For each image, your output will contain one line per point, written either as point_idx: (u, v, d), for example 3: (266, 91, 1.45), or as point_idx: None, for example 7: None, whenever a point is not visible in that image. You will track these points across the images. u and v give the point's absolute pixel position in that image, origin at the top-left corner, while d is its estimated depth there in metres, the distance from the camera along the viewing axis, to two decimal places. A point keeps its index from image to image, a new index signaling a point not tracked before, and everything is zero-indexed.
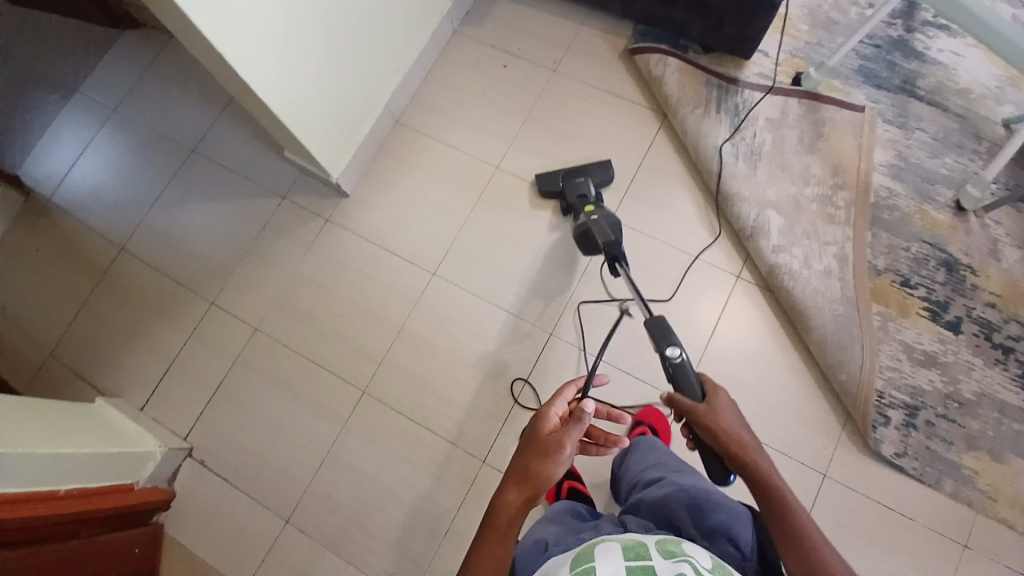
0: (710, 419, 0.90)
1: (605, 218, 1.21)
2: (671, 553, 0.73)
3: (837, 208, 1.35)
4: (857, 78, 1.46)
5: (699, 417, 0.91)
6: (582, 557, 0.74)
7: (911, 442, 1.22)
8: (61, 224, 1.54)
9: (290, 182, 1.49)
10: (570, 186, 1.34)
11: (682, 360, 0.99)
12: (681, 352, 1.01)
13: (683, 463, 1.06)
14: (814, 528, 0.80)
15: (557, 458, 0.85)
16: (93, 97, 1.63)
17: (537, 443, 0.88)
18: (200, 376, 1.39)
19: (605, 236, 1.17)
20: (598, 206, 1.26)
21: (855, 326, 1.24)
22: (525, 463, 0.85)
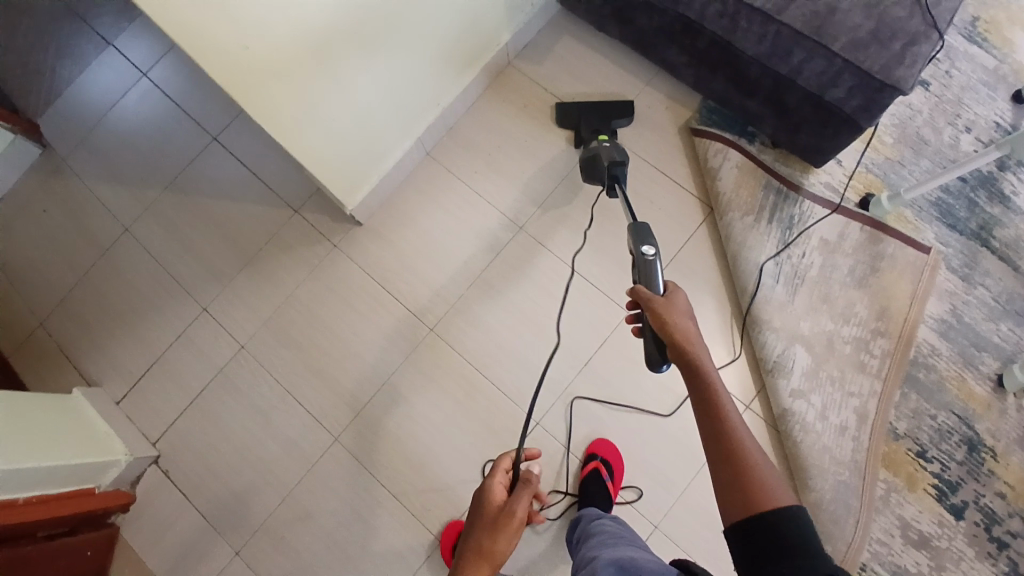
0: (656, 307, 0.87)
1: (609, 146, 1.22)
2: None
3: (871, 356, 1.24)
4: (932, 212, 1.32)
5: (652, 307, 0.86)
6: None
7: None
8: (69, 187, 1.48)
9: (305, 196, 1.41)
10: (587, 120, 1.35)
11: (654, 258, 0.97)
12: (656, 251, 0.98)
13: (621, 528, 1.01)
14: (741, 422, 0.73)
15: (512, 531, 0.84)
16: (122, 52, 1.54)
17: (486, 516, 0.87)
18: (180, 382, 1.35)
19: (609, 160, 1.18)
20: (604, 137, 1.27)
21: (854, 495, 1.17)
22: (480, 538, 0.83)
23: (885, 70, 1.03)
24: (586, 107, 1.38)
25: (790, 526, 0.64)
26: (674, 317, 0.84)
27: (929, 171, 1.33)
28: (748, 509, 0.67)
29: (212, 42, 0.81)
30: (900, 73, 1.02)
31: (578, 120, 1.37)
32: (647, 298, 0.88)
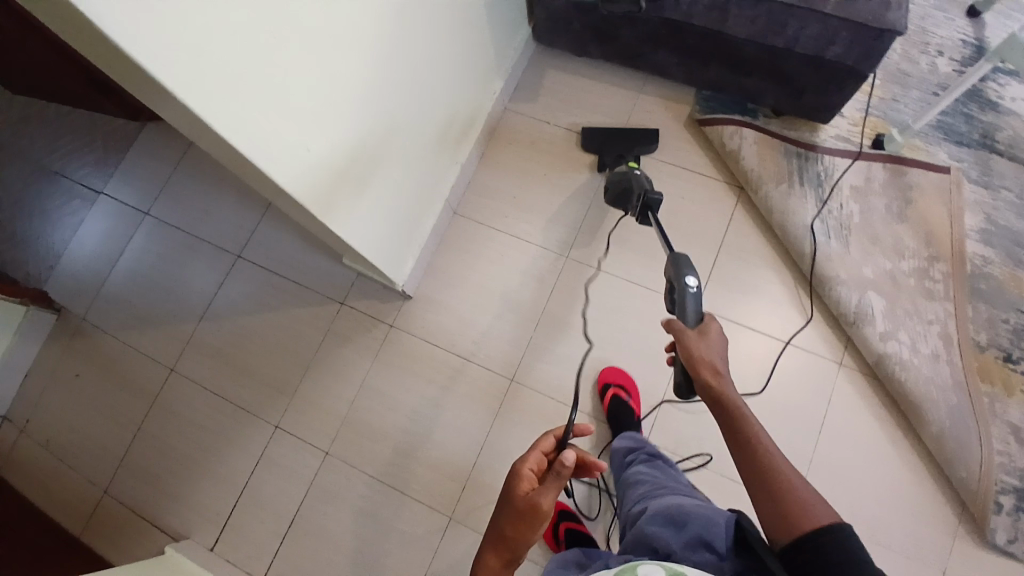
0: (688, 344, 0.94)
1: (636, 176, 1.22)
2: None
3: (935, 282, 1.28)
4: (937, 135, 1.38)
5: (685, 347, 0.95)
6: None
7: (1023, 525, 1.16)
8: (98, 345, 1.44)
9: (347, 286, 1.40)
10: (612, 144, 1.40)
11: (693, 291, 1.00)
12: (697, 283, 1.01)
13: (669, 477, 1.03)
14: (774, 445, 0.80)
15: (538, 522, 0.79)
16: (118, 198, 1.53)
17: (512, 503, 0.81)
18: (273, 508, 1.28)
19: (642, 190, 1.18)
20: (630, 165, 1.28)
21: (970, 416, 1.19)
22: (503, 527, 0.80)
23: (877, 18, 1.07)
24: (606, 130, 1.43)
25: (826, 530, 0.69)
26: (709, 354, 0.93)
27: (922, 99, 1.40)
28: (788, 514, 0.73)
29: (277, 157, 0.80)
30: (892, 18, 1.06)
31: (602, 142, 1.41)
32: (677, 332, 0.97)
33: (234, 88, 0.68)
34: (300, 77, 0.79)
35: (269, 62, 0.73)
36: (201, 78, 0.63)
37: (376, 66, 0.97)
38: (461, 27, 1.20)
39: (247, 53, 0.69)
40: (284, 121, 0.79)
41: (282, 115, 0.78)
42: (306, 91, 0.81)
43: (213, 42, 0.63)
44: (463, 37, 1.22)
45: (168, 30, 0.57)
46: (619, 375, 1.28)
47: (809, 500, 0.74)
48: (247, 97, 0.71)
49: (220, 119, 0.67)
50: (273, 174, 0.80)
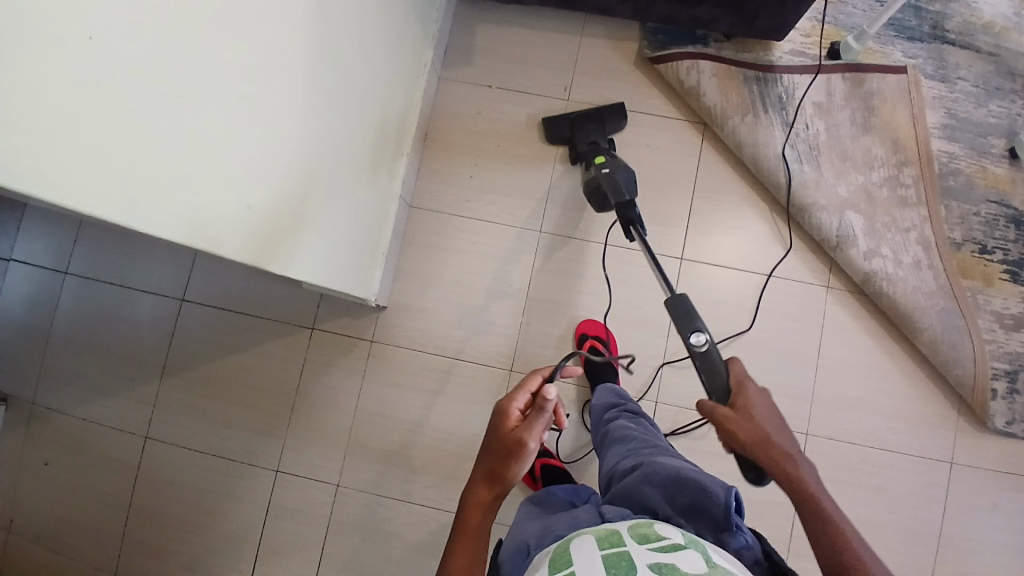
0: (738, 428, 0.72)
1: (619, 172, 1.07)
2: (644, 536, 0.69)
3: (907, 188, 1.26)
4: (889, 34, 1.33)
5: (726, 426, 0.72)
6: (559, 556, 0.67)
7: (1017, 407, 1.22)
8: (57, 426, 1.32)
9: (314, 309, 1.30)
10: (581, 133, 1.25)
11: (710, 348, 0.79)
12: (708, 338, 0.80)
13: (649, 433, 1.01)
14: (858, 539, 0.66)
15: (524, 459, 0.73)
16: (31, 262, 1.36)
17: (499, 440, 0.74)
18: (295, 553, 1.25)
19: (620, 196, 1.04)
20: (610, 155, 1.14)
21: (958, 317, 1.22)
22: (492, 464, 0.73)
23: None
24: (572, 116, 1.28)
25: None
26: (756, 407, 0.75)
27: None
28: None
29: (220, 225, 0.70)
30: None
31: (569, 133, 1.27)
32: (711, 411, 0.74)
33: (164, 175, 0.58)
34: (213, 121, 0.64)
35: (169, 111, 0.56)
36: (124, 178, 0.53)
37: (308, 85, 0.84)
38: (386, 7, 1.05)
39: (138, 113, 0.52)
40: (196, 177, 0.63)
41: (195, 171, 0.62)
42: (220, 130, 0.65)
43: (81, 113, 0.47)
44: (389, 17, 1.08)
45: (63, 136, 0.46)
46: (597, 324, 1.26)
47: None
48: (142, 165, 0.55)
49: (108, 205, 0.52)
50: (186, 242, 0.64)
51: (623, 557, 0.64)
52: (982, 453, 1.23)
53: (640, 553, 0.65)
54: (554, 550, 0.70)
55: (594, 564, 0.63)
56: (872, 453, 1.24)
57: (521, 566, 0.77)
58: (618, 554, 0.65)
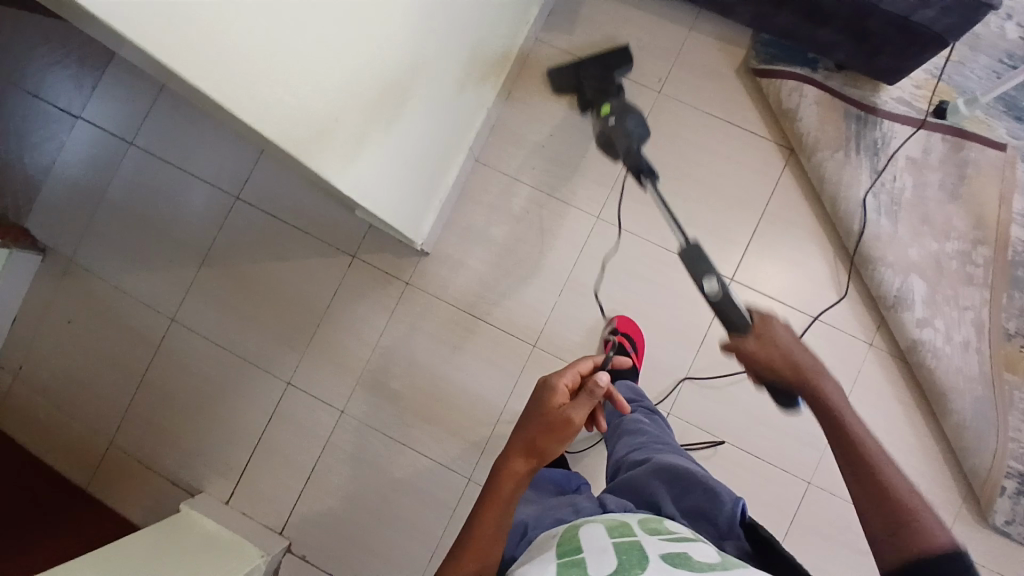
0: (768, 338, 0.84)
1: (628, 117, 1.07)
2: (654, 528, 0.69)
3: (976, 267, 1.23)
4: (999, 107, 1.28)
5: (753, 357, 0.84)
6: (567, 539, 0.68)
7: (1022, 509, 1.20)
8: (88, 288, 1.35)
9: (361, 237, 1.31)
10: (584, 76, 1.21)
11: (722, 289, 0.91)
12: (719, 281, 0.92)
13: (663, 433, 1.02)
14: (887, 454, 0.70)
15: (566, 438, 0.76)
16: (98, 123, 1.37)
17: (543, 416, 0.77)
18: (287, 464, 1.28)
19: (631, 143, 1.05)
20: (613, 101, 1.12)
21: (991, 406, 1.19)
22: (533, 436, 0.75)
23: None
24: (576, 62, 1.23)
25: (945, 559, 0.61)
26: (777, 333, 0.84)
27: (989, 67, 1.28)
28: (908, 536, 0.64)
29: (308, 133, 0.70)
30: None
31: (573, 79, 1.23)
32: (737, 346, 0.88)
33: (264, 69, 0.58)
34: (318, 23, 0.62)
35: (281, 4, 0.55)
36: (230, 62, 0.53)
37: (420, 12, 0.83)
38: None
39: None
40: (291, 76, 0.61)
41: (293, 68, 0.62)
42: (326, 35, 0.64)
43: None
44: None
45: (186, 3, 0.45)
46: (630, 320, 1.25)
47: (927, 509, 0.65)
48: (236, 59, 0.53)
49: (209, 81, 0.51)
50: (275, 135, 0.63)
51: (633, 544, 0.64)
52: (974, 545, 1.22)
53: (652, 541, 0.65)
54: (562, 536, 0.70)
55: (606, 547, 0.64)
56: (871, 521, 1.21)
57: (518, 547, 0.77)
58: (629, 541, 0.65)
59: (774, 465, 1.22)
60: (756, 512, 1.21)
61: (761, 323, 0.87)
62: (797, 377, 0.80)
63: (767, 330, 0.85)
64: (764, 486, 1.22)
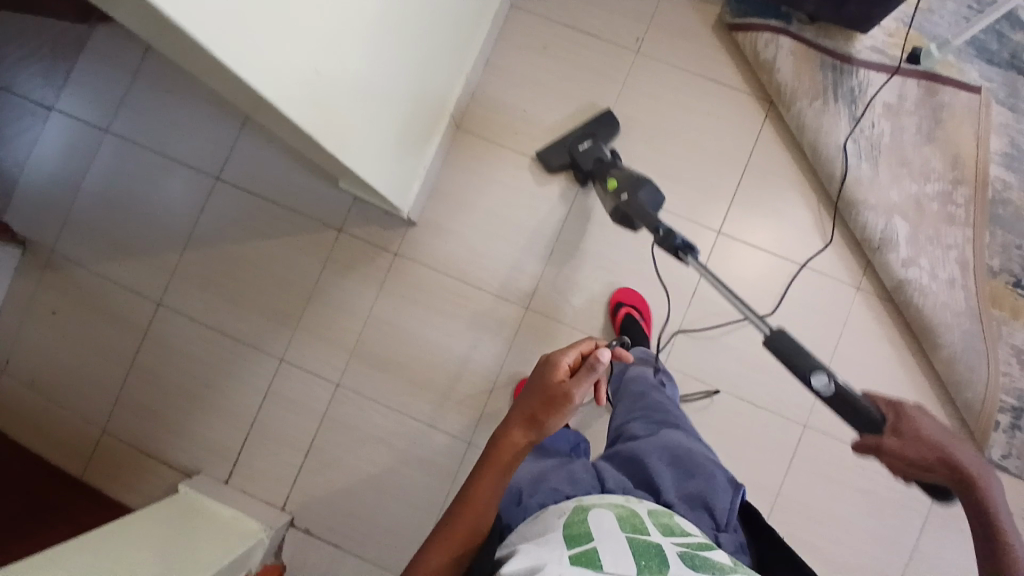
0: (911, 432, 0.82)
1: (640, 191, 1.05)
2: (667, 527, 0.66)
3: (957, 206, 1.25)
4: (969, 51, 1.30)
5: (902, 457, 0.82)
6: (578, 526, 0.62)
7: (1016, 442, 1.22)
8: (72, 278, 1.34)
9: (345, 211, 1.30)
10: (580, 153, 1.21)
11: (835, 386, 0.83)
12: (829, 376, 0.83)
13: (667, 405, 0.98)
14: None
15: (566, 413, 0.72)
16: (73, 112, 1.36)
17: (544, 389, 0.73)
18: (284, 442, 1.27)
19: (650, 215, 1.00)
20: (619, 174, 1.10)
21: (979, 340, 1.21)
22: (532, 409, 0.72)
23: None
24: (567, 140, 1.25)
25: None
26: (923, 429, 0.82)
27: (957, 14, 1.30)
28: None
29: (290, 85, 0.68)
30: None
31: (569, 156, 1.24)
32: (876, 441, 0.84)
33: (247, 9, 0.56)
34: None
35: None
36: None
37: None
38: None
39: None
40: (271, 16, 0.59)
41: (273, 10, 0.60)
42: None
43: None
44: None
45: None
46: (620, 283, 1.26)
47: None
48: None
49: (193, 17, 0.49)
50: (257, 84, 0.62)
51: (652, 547, 0.60)
52: None
53: (668, 545, 0.62)
54: (569, 517, 0.64)
55: (623, 546, 0.58)
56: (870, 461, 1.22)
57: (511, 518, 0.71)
58: (646, 543, 0.61)
59: (772, 413, 1.23)
60: (755, 459, 1.22)
61: (897, 422, 0.83)
62: (957, 482, 0.79)
63: (907, 429, 0.82)
64: (761, 435, 1.23)
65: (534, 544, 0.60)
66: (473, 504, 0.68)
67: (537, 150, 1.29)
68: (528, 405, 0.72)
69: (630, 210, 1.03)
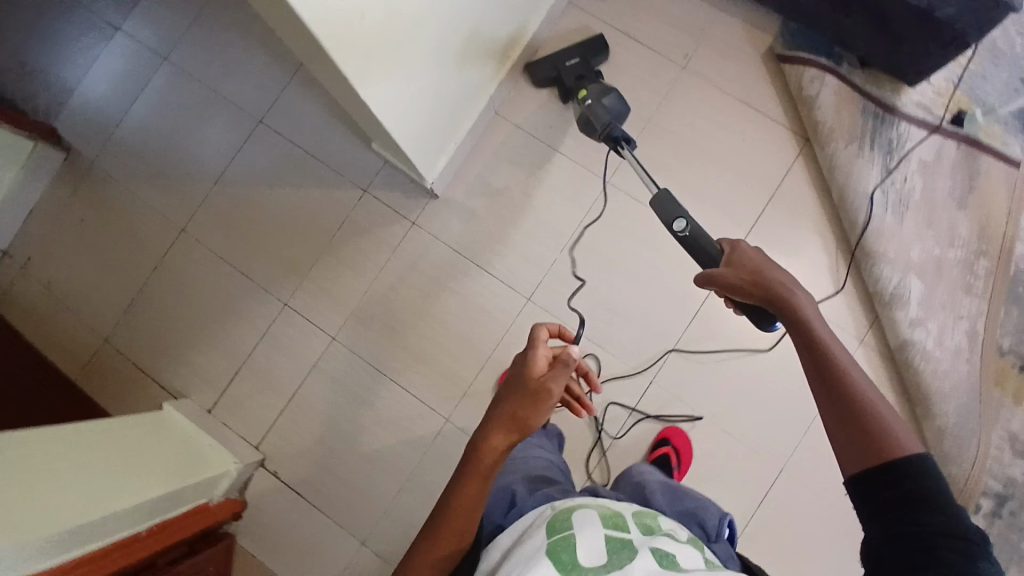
0: (740, 266, 0.81)
1: (604, 99, 1.14)
2: (647, 526, 0.71)
3: (976, 278, 1.23)
4: (1017, 125, 1.28)
5: (733, 288, 0.81)
6: (559, 523, 0.68)
7: (996, 530, 1.19)
8: (106, 191, 1.39)
9: (373, 172, 1.34)
10: (566, 69, 1.27)
11: (689, 232, 0.95)
12: (687, 223, 0.96)
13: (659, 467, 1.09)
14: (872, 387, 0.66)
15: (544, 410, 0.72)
16: (138, 36, 1.42)
17: (520, 390, 0.73)
18: (271, 384, 1.30)
19: (606, 118, 1.11)
20: (588, 86, 1.19)
21: (974, 415, 1.19)
22: (510, 411, 0.72)
23: None
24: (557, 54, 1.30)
25: (910, 463, 0.60)
26: (752, 259, 0.82)
27: (1011, 84, 1.29)
28: (875, 445, 0.63)
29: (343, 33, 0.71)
30: None
31: (554, 72, 1.29)
32: (711, 275, 0.84)
33: None
34: None
35: None
36: None
37: None
38: None
39: None
40: None
41: None
42: None
43: None
44: None
45: None
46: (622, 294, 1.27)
47: (898, 427, 0.63)
48: None
49: None
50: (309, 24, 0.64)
51: (625, 542, 0.65)
52: None
53: (643, 542, 0.66)
54: (553, 514, 0.70)
55: (599, 543, 0.64)
56: (839, 515, 1.21)
57: (505, 519, 0.79)
58: (622, 539, 0.66)
59: (749, 447, 1.23)
60: (725, 490, 1.22)
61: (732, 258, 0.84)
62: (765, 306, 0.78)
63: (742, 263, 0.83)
64: (734, 468, 1.22)
65: (520, 539, 0.67)
66: (460, 513, 0.69)
67: (528, 62, 1.32)
68: (506, 408, 0.72)
69: (587, 111, 1.13)
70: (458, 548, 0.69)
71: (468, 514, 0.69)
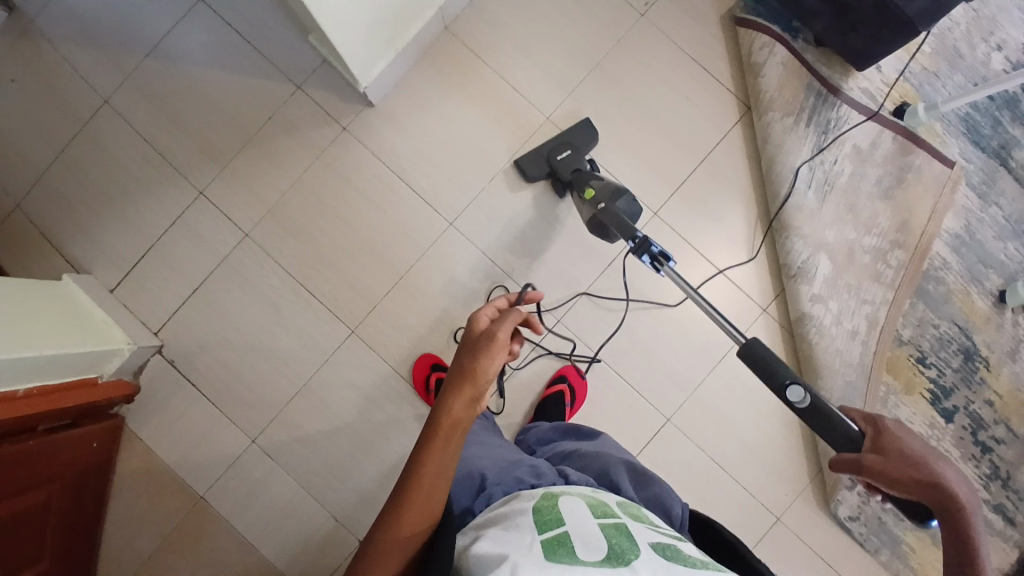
0: (893, 446, 0.67)
1: (617, 199, 1.05)
2: (635, 515, 0.70)
3: (887, 267, 1.25)
4: (959, 127, 1.30)
5: (876, 474, 0.66)
6: (546, 512, 0.64)
7: (866, 509, 1.25)
8: (36, 53, 1.32)
9: (309, 71, 1.30)
10: (561, 163, 1.23)
11: (811, 403, 0.73)
12: (806, 391, 0.74)
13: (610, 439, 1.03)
14: None
15: (496, 353, 0.70)
16: None
17: (469, 340, 0.72)
18: (178, 272, 1.28)
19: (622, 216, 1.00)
20: (598, 185, 1.10)
21: (860, 396, 1.22)
22: (460, 364, 0.70)
23: None
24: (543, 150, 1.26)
25: None
26: (902, 442, 0.67)
27: (961, 86, 1.29)
28: None
29: None
30: None
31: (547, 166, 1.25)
32: (858, 459, 0.67)
33: None
34: None
35: None
36: None
37: None
38: None
39: None
40: None
41: None
42: None
43: None
44: None
45: None
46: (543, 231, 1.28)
47: None
48: None
49: None
50: None
51: (621, 529, 0.63)
52: (809, 525, 1.26)
53: (634, 528, 0.64)
54: (538, 502, 0.67)
55: (591, 530, 0.62)
56: (715, 472, 1.26)
57: (474, 504, 0.75)
58: (614, 525, 0.64)
59: (638, 396, 1.27)
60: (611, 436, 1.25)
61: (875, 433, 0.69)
62: (941, 504, 0.63)
63: (889, 440, 0.68)
64: (621, 413, 1.26)
65: (506, 528, 0.63)
66: (425, 477, 0.66)
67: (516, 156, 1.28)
68: (457, 360, 0.70)
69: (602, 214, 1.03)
70: (428, 516, 0.65)
71: (436, 474, 0.66)
